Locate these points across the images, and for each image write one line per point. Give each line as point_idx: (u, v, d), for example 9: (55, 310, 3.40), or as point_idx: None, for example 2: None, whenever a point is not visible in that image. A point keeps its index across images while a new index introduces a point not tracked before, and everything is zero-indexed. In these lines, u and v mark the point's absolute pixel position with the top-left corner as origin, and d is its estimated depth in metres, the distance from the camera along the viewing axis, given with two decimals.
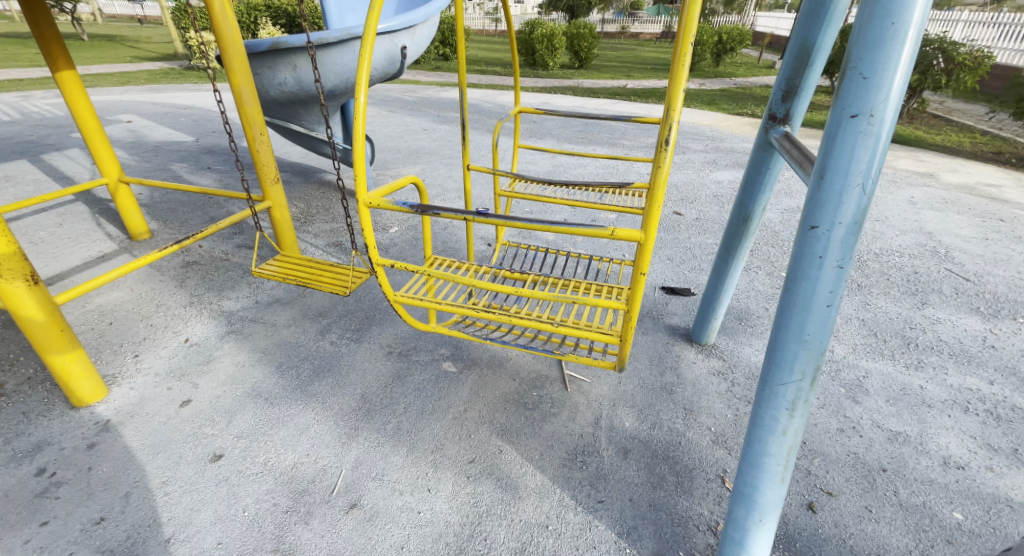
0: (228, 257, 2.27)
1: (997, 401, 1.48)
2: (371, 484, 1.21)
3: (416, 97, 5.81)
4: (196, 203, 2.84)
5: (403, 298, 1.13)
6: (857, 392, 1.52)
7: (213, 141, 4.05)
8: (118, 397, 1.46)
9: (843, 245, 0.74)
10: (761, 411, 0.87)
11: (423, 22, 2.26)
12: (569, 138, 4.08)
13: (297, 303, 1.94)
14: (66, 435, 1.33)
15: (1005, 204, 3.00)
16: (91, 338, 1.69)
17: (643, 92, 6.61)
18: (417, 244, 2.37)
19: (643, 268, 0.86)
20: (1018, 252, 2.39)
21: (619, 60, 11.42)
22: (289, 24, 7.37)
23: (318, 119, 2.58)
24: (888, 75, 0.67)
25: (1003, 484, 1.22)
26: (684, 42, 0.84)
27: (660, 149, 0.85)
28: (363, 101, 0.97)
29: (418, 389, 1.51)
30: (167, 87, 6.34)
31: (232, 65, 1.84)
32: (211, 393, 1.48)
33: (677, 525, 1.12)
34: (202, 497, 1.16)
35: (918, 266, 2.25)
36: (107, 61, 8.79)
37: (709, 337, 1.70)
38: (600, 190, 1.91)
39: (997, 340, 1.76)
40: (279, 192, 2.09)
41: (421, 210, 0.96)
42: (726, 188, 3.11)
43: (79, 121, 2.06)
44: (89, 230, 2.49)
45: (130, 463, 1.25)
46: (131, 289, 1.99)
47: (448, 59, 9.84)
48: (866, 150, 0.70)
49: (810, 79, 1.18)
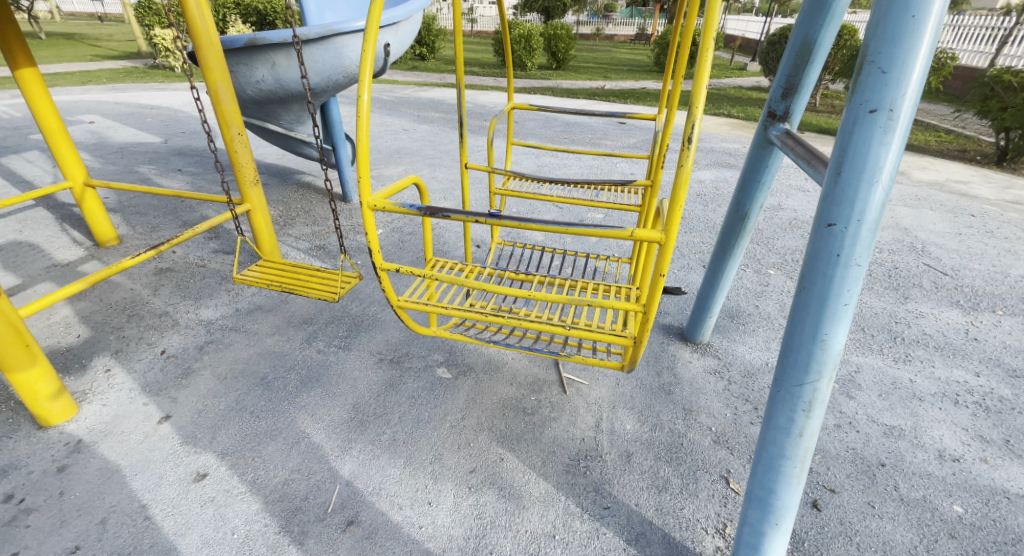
0: (205, 263, 2.17)
1: (985, 392, 1.52)
2: (368, 499, 1.15)
3: (395, 98, 5.73)
4: (167, 207, 2.72)
5: (405, 303, 1.07)
6: (850, 387, 1.53)
7: (183, 142, 3.89)
8: (90, 415, 1.36)
9: (863, 242, 0.73)
10: (775, 413, 0.85)
11: (406, 19, 2.21)
12: (552, 138, 4.08)
13: (280, 310, 1.86)
14: (34, 458, 1.23)
15: (974, 200, 3.11)
16: (57, 353, 1.59)
17: (623, 93, 6.66)
18: (404, 246, 2.31)
19: (663, 268, 0.84)
20: (991, 247, 2.47)
21: (596, 61, 11.53)
22: (259, 21, 7.15)
23: (296, 119, 2.51)
24: (907, 70, 0.66)
25: (998, 476, 1.24)
26: (705, 38, 0.81)
27: (682, 146, 0.81)
28: (366, 97, 0.92)
29: (413, 398, 1.46)
30: (130, 86, 6.09)
31: (208, 61, 1.76)
32: (191, 408, 1.39)
33: (684, 530, 1.10)
34: (187, 520, 1.09)
35: (898, 262, 2.30)
36: (65, 61, 8.27)
37: (703, 335, 1.70)
38: (596, 188, 1.89)
39: (979, 333, 1.81)
40: (259, 194, 2.00)
41: (428, 212, 0.91)
42: (709, 187, 3.15)
43: (40, 122, 1.93)
44: (52, 236, 2.34)
45: (106, 486, 1.16)
46: (100, 299, 1.88)
47: (425, 59, 9.76)
48: (885, 146, 0.68)
49: (811, 75, 1.18)
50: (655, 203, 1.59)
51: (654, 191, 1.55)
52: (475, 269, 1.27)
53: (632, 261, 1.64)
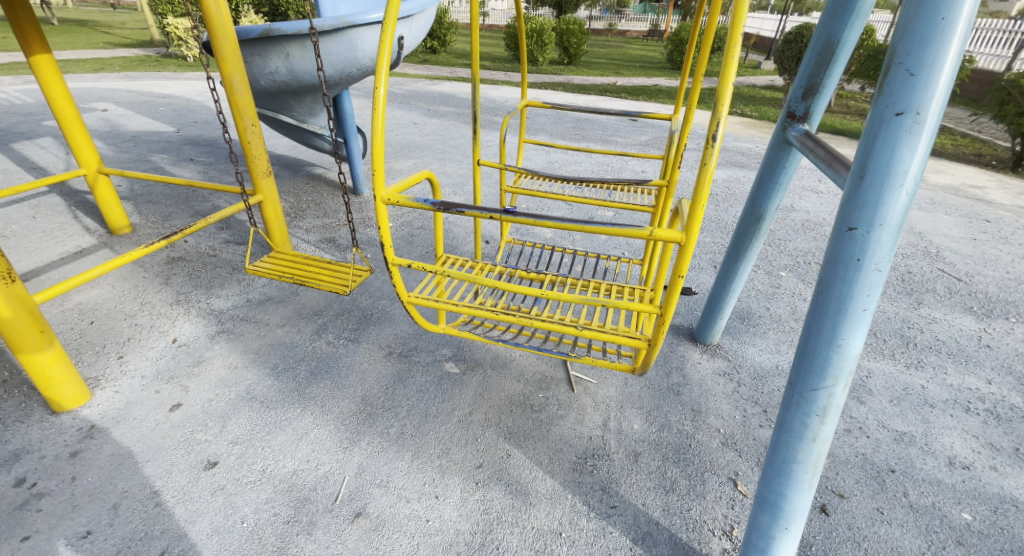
0: (216, 253, 2.18)
1: (996, 400, 1.50)
2: (376, 491, 1.16)
3: (406, 91, 5.73)
4: (179, 196, 2.74)
5: (416, 299, 1.07)
6: (861, 392, 1.52)
7: (195, 131, 3.90)
8: (102, 401, 1.38)
9: (885, 248, 0.72)
10: (789, 417, 0.85)
11: (420, 12, 2.20)
12: (563, 134, 4.06)
13: (290, 302, 1.87)
14: (47, 443, 1.24)
15: (990, 205, 3.07)
16: (70, 338, 1.60)
17: (633, 90, 6.60)
18: (414, 241, 2.31)
19: (682, 269, 0.83)
20: (1005, 253, 2.44)
21: (607, 57, 11.45)
22: (272, 12, 7.16)
23: (309, 111, 2.52)
24: (936, 73, 0.65)
25: (1008, 484, 1.23)
26: (732, 37, 0.80)
27: (705, 145, 0.80)
28: (382, 90, 0.91)
29: (421, 392, 1.46)
30: (143, 74, 6.14)
31: (222, 51, 1.76)
32: (202, 397, 1.41)
33: (691, 531, 1.10)
34: (198, 508, 1.10)
35: (911, 266, 2.28)
36: (78, 47, 8.35)
37: (713, 336, 1.69)
38: (609, 187, 1.88)
39: (992, 340, 1.79)
40: (272, 185, 2.01)
41: (442, 208, 0.91)
42: (720, 186, 3.13)
43: (55, 109, 1.94)
44: (66, 223, 2.36)
45: (117, 472, 1.17)
46: (113, 286, 1.89)
47: (436, 52, 9.74)
48: (910, 150, 0.67)
49: (832, 76, 1.16)
50: (669, 204, 1.58)
51: (669, 191, 1.54)
52: (486, 267, 1.27)
53: (643, 262, 1.63)
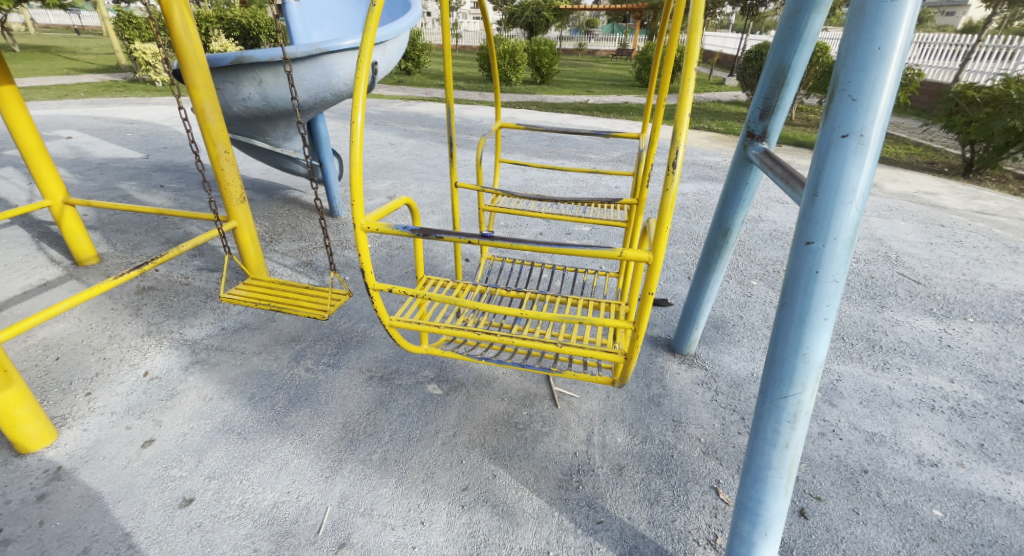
0: (188, 281, 2.14)
1: (959, 398, 1.57)
2: (360, 520, 1.14)
3: (382, 112, 5.77)
4: (149, 224, 2.68)
5: (397, 321, 1.07)
6: (832, 395, 1.57)
7: (165, 157, 3.84)
8: (70, 440, 1.33)
9: (841, 260, 0.76)
10: (762, 425, 0.88)
11: (394, 38, 2.23)
12: (538, 152, 4.14)
13: (267, 328, 1.85)
14: (11, 487, 1.19)
15: (944, 211, 3.24)
16: (35, 376, 1.55)
17: (606, 108, 6.80)
18: (393, 262, 2.31)
19: (651, 287, 0.86)
20: (960, 255, 2.57)
21: (579, 75, 11.77)
22: (243, 35, 7.18)
23: (284, 135, 2.51)
24: (875, 98, 0.70)
25: (974, 479, 1.28)
26: (688, 66, 0.85)
27: (668, 169, 0.84)
28: (359, 120, 0.93)
29: (404, 415, 1.45)
30: (109, 100, 6.03)
31: (194, 80, 1.75)
32: (176, 431, 1.37)
33: (676, 542, 1.11)
34: (173, 547, 1.07)
35: (873, 271, 2.38)
36: (41, 74, 8.19)
37: (689, 346, 1.73)
38: (584, 203, 1.93)
39: (951, 339, 1.87)
40: (246, 211, 1.99)
41: (422, 234, 0.92)
42: (692, 199, 3.23)
43: (18, 139, 1.89)
44: (29, 255, 2.29)
45: (87, 515, 1.13)
46: (79, 320, 1.84)
47: (411, 73, 9.84)
48: (857, 169, 0.72)
49: (786, 97, 1.23)
50: (640, 219, 1.63)
51: (639, 207, 1.59)
52: (467, 287, 1.28)
53: (620, 276, 1.67)
